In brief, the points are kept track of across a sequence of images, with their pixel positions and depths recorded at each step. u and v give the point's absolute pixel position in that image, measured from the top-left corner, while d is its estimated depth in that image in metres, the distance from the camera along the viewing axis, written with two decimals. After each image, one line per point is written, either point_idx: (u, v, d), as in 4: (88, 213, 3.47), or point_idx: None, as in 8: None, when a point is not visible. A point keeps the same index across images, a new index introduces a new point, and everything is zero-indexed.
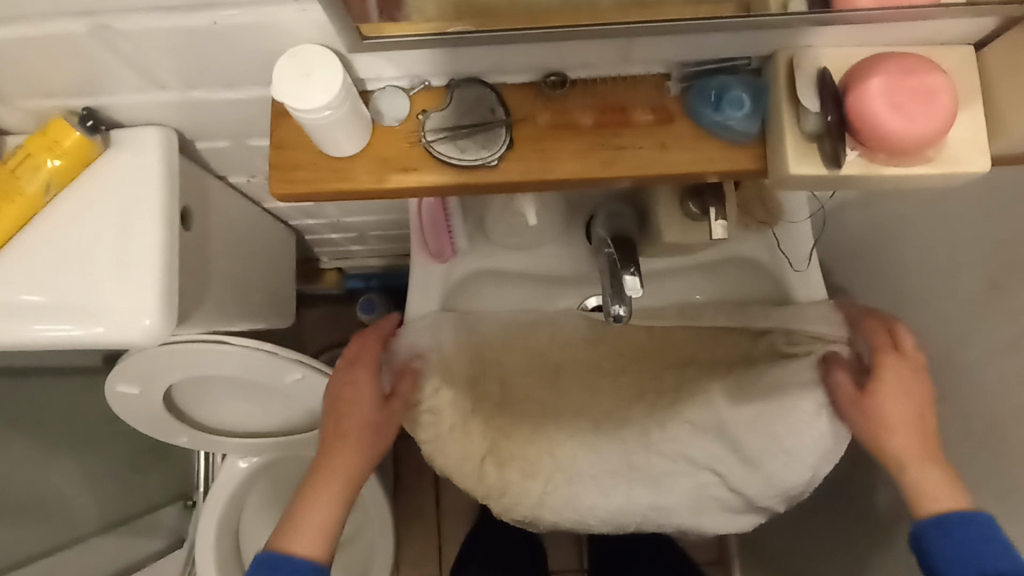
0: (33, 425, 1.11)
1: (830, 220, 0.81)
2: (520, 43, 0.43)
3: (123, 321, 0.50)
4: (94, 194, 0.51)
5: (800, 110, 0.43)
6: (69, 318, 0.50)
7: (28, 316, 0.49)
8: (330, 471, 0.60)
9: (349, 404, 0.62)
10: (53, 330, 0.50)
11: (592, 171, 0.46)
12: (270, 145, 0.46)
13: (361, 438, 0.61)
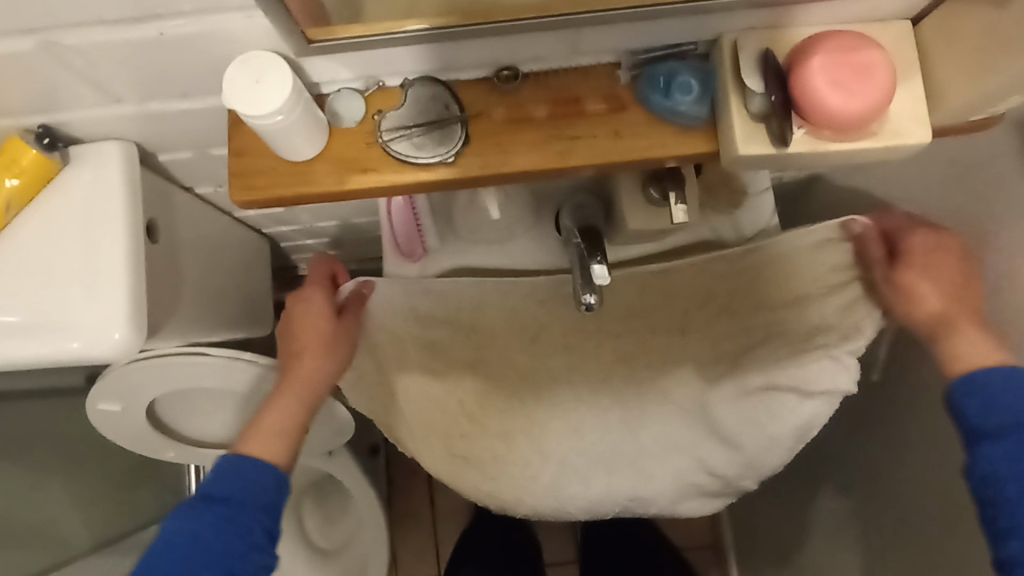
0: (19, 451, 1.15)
1: (798, 199, 0.82)
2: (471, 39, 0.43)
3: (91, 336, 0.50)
4: (54, 211, 0.51)
5: (746, 92, 0.44)
6: (38, 337, 0.50)
7: None
8: (291, 383, 0.63)
9: (300, 319, 0.63)
10: (20, 349, 0.50)
11: (548, 162, 0.47)
12: (230, 153, 0.47)
13: (317, 352, 0.63)
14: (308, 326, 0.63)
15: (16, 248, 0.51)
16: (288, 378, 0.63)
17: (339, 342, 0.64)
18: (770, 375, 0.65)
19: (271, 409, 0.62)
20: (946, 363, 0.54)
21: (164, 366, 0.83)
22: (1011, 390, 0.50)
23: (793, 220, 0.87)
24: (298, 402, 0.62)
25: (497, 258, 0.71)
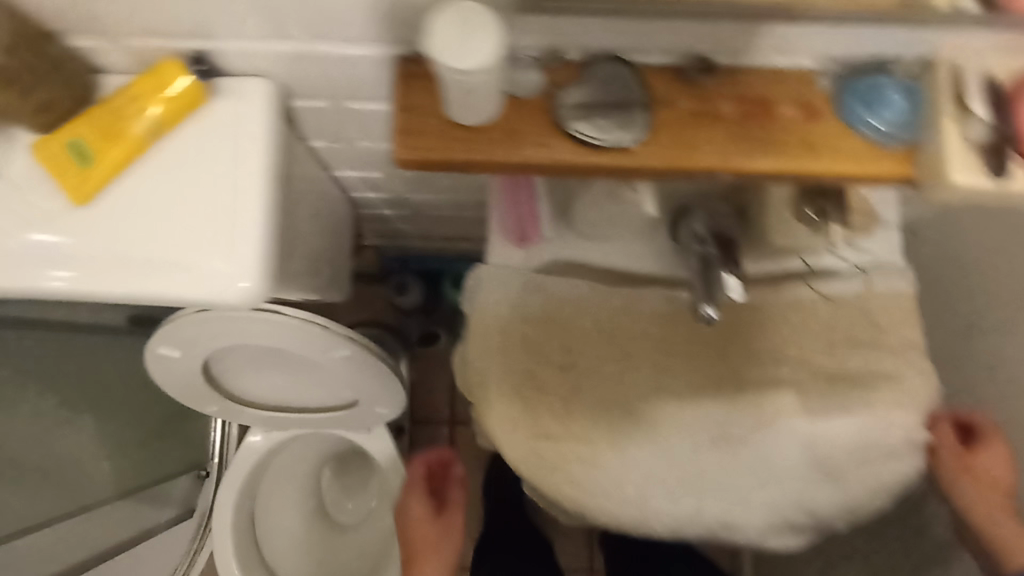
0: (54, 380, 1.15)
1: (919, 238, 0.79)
2: (679, 18, 0.41)
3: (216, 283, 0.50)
4: (196, 143, 0.50)
5: (967, 117, 0.42)
6: (162, 275, 0.50)
7: (127, 263, 0.50)
8: (420, 564, 0.87)
9: (415, 546, 0.88)
10: (148, 282, 0.50)
11: (734, 165, 0.43)
12: (396, 107, 0.44)
13: (427, 556, 0.87)
14: (419, 527, 0.88)
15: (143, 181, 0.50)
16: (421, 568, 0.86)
17: (453, 534, 0.88)
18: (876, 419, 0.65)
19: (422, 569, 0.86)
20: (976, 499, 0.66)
21: (241, 319, 0.81)
22: None
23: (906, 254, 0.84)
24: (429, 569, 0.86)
25: (604, 256, 0.69)
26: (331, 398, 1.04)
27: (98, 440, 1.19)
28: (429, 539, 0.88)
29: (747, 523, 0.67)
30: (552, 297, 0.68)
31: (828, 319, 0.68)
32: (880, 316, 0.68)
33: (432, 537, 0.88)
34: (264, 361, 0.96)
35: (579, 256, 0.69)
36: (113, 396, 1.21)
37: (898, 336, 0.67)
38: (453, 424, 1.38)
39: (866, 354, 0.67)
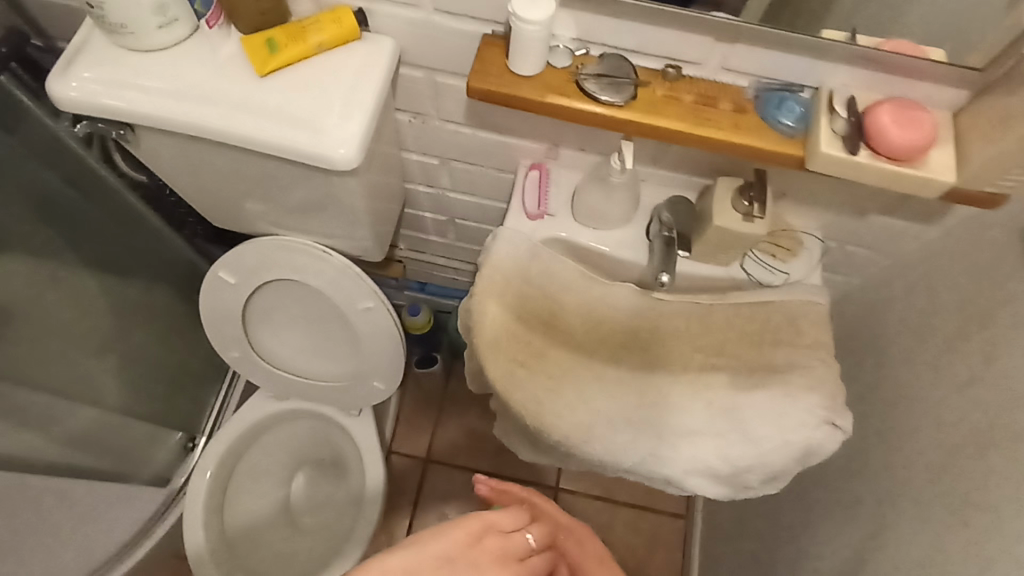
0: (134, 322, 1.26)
1: (866, 283, 1.00)
2: (695, 37, 0.65)
3: (319, 134, 0.67)
4: (342, 57, 0.70)
5: (834, 116, 0.64)
6: (273, 140, 0.67)
7: (263, 116, 0.68)
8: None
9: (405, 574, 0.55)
10: (280, 130, 0.67)
11: (701, 130, 0.66)
12: (476, 58, 0.68)
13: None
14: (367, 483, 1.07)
15: (299, 73, 0.69)
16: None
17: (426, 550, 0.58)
18: (803, 396, 0.81)
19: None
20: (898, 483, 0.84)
21: (298, 257, 1.00)
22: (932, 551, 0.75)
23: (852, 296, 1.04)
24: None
25: (601, 248, 0.88)
26: (333, 373, 1.20)
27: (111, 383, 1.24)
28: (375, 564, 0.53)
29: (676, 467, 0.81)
30: (545, 263, 0.88)
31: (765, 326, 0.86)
32: (803, 321, 0.85)
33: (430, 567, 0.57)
34: (289, 319, 1.13)
35: (570, 230, 0.89)
36: (151, 347, 1.30)
37: (814, 338, 0.85)
38: (427, 463, 1.55)
39: (787, 350, 0.85)
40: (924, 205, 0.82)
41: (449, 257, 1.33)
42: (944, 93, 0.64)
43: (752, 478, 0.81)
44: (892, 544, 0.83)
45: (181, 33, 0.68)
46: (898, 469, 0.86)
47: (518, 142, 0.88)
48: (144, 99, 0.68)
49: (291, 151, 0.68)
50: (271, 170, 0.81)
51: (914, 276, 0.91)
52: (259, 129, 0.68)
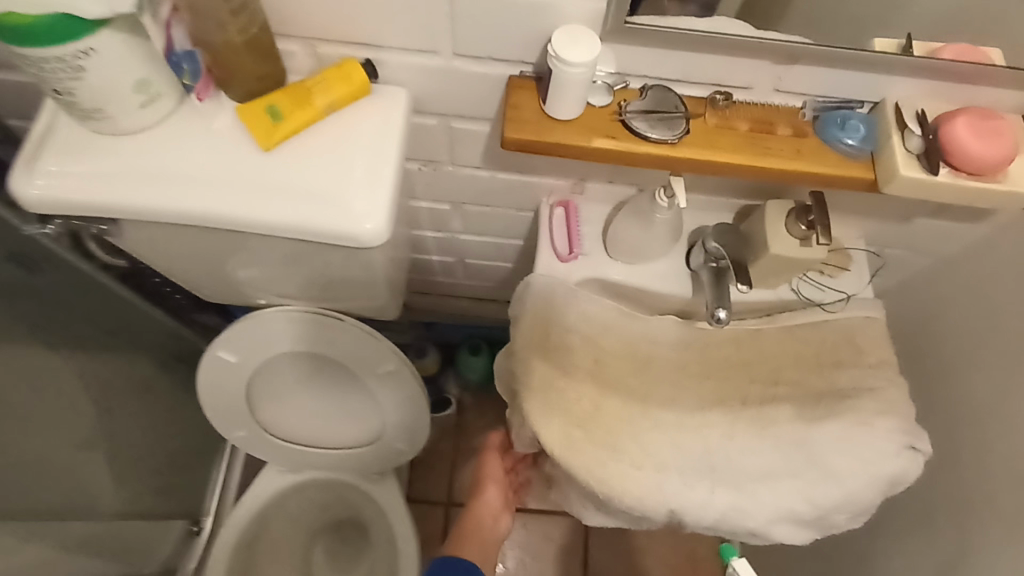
0: (123, 407, 1.14)
1: (907, 282, 0.96)
2: (746, 61, 0.59)
3: (342, 211, 0.59)
4: (353, 116, 0.62)
5: (906, 133, 0.59)
6: (290, 222, 0.59)
7: (274, 196, 0.59)
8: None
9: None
10: (299, 211, 0.59)
11: (766, 161, 0.60)
12: (507, 105, 0.61)
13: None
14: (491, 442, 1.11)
15: (307, 140, 0.61)
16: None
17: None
18: (877, 419, 0.76)
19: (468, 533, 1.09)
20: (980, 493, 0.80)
21: (308, 326, 0.91)
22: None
23: (894, 295, 1.00)
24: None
25: (641, 284, 0.82)
26: (352, 438, 1.11)
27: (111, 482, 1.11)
28: None
29: (755, 512, 0.75)
30: (587, 309, 0.81)
31: (824, 349, 0.81)
32: (861, 338, 0.81)
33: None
34: (299, 389, 1.04)
35: (608, 267, 0.82)
36: (142, 430, 1.19)
37: (876, 357, 0.80)
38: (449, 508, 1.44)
39: (850, 372, 0.80)
40: (975, 206, 0.78)
41: (457, 295, 1.25)
42: (1017, 96, 0.59)
43: (839, 516, 0.76)
44: (976, 560, 0.80)
45: (166, 107, 0.59)
46: (971, 478, 0.83)
47: (542, 180, 0.82)
48: (128, 189, 0.58)
49: (310, 231, 0.59)
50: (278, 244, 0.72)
51: (963, 275, 0.87)
52: (274, 211, 0.59)
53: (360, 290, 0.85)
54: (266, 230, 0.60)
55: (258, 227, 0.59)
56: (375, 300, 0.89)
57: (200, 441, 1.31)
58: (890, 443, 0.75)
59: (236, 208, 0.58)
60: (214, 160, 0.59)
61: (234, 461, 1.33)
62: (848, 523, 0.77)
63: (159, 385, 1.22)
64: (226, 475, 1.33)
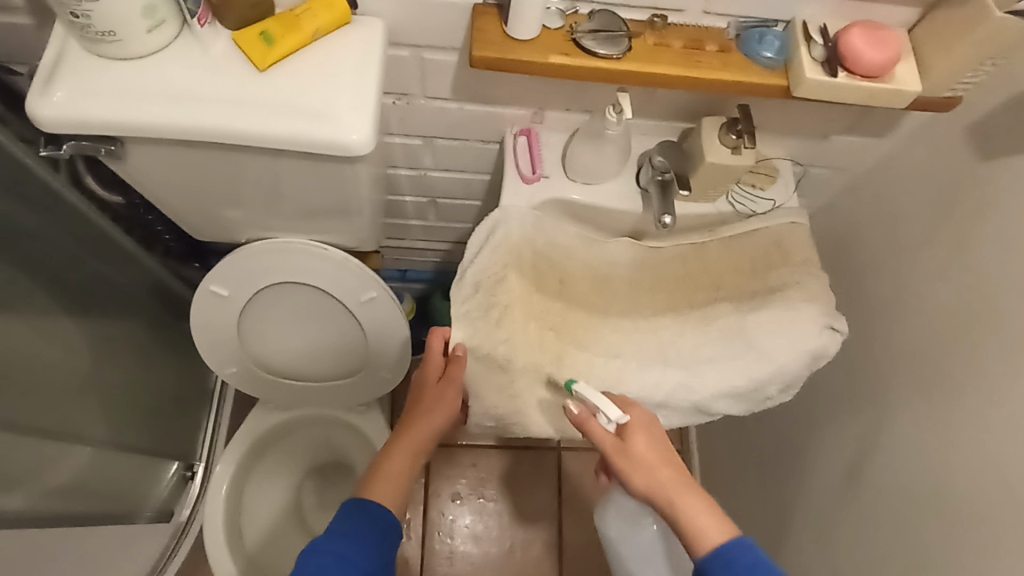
0: (114, 353, 1.20)
1: (831, 200, 1.09)
2: None
3: (331, 124, 0.67)
4: (337, 43, 0.70)
5: (811, 44, 0.70)
6: (285, 134, 0.66)
7: (270, 112, 0.66)
8: (683, 500, 0.71)
9: (649, 457, 0.74)
10: (293, 123, 0.66)
11: (696, 72, 0.71)
12: (475, 29, 0.70)
13: (660, 469, 0.73)
14: (431, 365, 0.88)
15: (297, 63, 0.68)
16: (683, 500, 0.71)
17: (658, 429, 0.77)
18: (804, 307, 0.88)
19: (390, 468, 0.85)
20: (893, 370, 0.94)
21: (296, 259, 0.98)
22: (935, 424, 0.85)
23: (821, 214, 1.13)
24: (640, 482, 0.73)
25: (596, 202, 0.92)
26: (338, 371, 1.18)
27: (95, 420, 1.16)
28: (644, 419, 0.77)
29: (703, 390, 0.87)
30: (551, 229, 0.91)
31: (758, 253, 0.93)
32: (788, 241, 0.93)
33: (665, 456, 0.74)
34: (286, 324, 1.10)
35: (568, 188, 0.92)
36: (132, 375, 1.24)
37: (801, 256, 0.92)
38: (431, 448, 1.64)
39: (782, 270, 0.91)
40: (881, 119, 0.90)
41: (428, 240, 1.34)
42: (903, 13, 0.71)
43: (772, 388, 0.88)
44: (895, 426, 0.93)
45: (169, 34, 0.65)
46: (886, 359, 0.96)
47: (505, 110, 0.90)
48: (135, 107, 0.65)
49: (304, 141, 0.67)
50: (271, 170, 0.79)
51: (875, 186, 1.00)
52: (270, 125, 0.66)
53: (343, 220, 0.93)
54: (263, 141, 0.67)
55: (256, 140, 0.67)
56: (357, 229, 0.97)
57: (190, 390, 1.36)
58: (815, 325, 0.87)
59: (235, 122, 0.66)
60: (213, 80, 0.66)
61: (223, 403, 1.36)
62: (781, 397, 0.90)
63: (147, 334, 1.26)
64: (216, 422, 1.35)
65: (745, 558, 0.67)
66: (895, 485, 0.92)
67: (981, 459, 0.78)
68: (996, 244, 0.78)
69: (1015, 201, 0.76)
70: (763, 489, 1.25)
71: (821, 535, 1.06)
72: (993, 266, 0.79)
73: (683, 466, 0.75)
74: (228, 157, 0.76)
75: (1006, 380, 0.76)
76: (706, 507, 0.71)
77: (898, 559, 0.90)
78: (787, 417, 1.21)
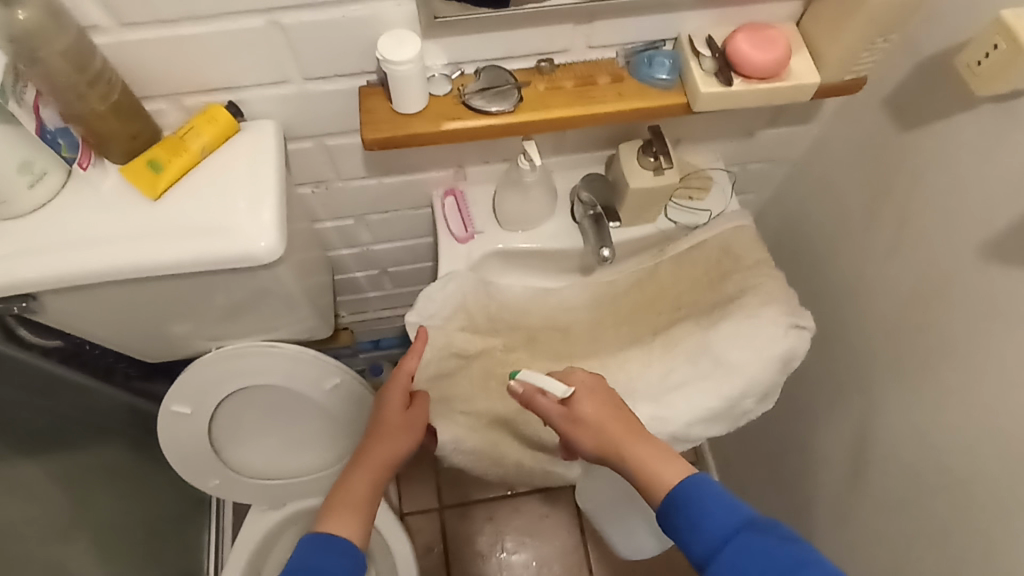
0: (94, 486, 1.17)
1: (777, 192, 1.08)
2: (557, 28, 0.67)
3: (238, 239, 0.65)
4: (229, 155, 0.69)
5: (701, 57, 0.69)
6: (195, 258, 0.65)
7: (175, 240, 0.65)
8: (634, 454, 0.69)
9: (599, 416, 0.71)
10: (198, 245, 0.65)
11: (592, 107, 0.70)
12: (362, 111, 0.69)
13: (609, 427, 0.71)
14: (396, 391, 0.82)
15: (194, 185, 0.67)
16: (635, 452, 0.69)
17: (603, 387, 0.74)
18: (767, 308, 0.85)
19: (350, 495, 0.79)
20: (873, 354, 0.91)
21: (251, 360, 0.96)
22: (927, 405, 0.82)
23: (773, 205, 1.11)
24: (590, 444, 0.72)
25: (534, 246, 0.90)
26: (322, 461, 1.16)
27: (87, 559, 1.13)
28: (587, 383, 0.73)
29: (678, 418, 0.84)
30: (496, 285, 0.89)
31: (710, 264, 0.91)
32: (736, 245, 0.90)
33: (615, 411, 0.72)
34: (258, 425, 1.08)
35: (502, 240, 0.90)
36: (119, 503, 1.22)
37: (753, 259, 0.89)
38: (442, 511, 1.60)
39: (737, 275, 0.89)
40: (802, 107, 0.89)
41: (393, 307, 1.32)
42: (788, 7, 0.70)
43: (748, 400, 0.85)
44: (886, 411, 0.89)
45: (55, 183, 0.65)
46: (862, 342, 0.93)
47: (424, 175, 0.89)
48: (34, 261, 0.63)
49: (210, 260, 0.65)
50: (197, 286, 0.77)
51: (814, 169, 0.98)
52: (180, 252, 0.64)
53: (288, 314, 0.92)
54: (176, 269, 0.65)
55: (168, 271, 0.65)
56: (304, 319, 0.95)
57: (183, 503, 1.32)
58: (780, 324, 0.84)
59: (142, 257, 0.64)
60: (113, 219, 0.65)
61: (222, 512, 1.32)
62: (760, 406, 0.86)
63: (125, 460, 1.24)
64: (217, 531, 1.31)
65: (699, 496, 0.63)
66: (900, 472, 0.88)
67: (978, 434, 0.75)
68: (940, 211, 0.76)
69: (947, 166, 0.74)
70: (779, 494, 1.21)
71: (842, 533, 1.02)
72: (944, 234, 0.76)
73: (634, 417, 0.72)
74: (147, 284, 0.75)
75: (982, 348, 0.73)
76: (659, 453, 0.68)
77: (920, 546, 0.85)
78: (786, 416, 1.17)
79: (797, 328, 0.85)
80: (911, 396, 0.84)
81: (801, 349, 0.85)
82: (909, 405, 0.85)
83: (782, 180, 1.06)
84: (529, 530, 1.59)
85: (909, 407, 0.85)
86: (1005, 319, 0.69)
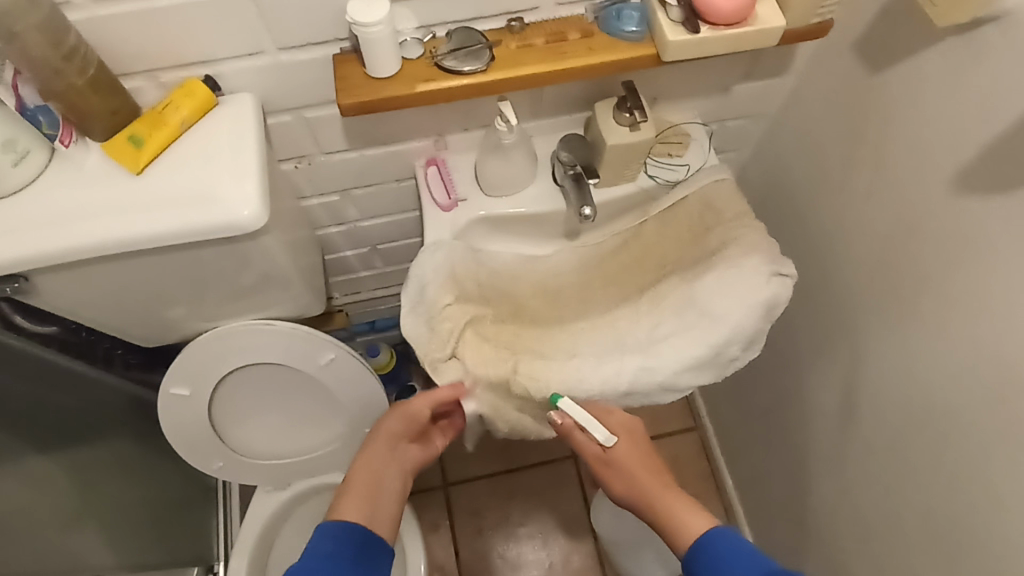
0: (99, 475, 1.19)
1: (757, 148, 1.09)
2: None
3: (220, 208, 0.66)
4: (208, 127, 0.70)
5: (667, 7, 0.70)
6: (180, 229, 0.66)
7: (159, 212, 0.66)
8: (665, 501, 0.80)
9: (632, 461, 0.83)
10: (182, 216, 0.66)
11: (564, 63, 0.71)
12: (337, 78, 0.70)
13: (641, 473, 0.83)
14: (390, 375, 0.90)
15: (176, 158, 0.68)
16: (663, 500, 0.81)
17: (638, 434, 0.86)
18: (749, 257, 0.86)
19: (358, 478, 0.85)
20: (856, 299, 0.92)
21: (246, 339, 0.98)
22: (909, 343, 0.83)
23: (754, 162, 1.12)
24: (622, 487, 0.83)
25: (517, 210, 0.91)
26: (322, 439, 1.17)
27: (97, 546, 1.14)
28: (626, 426, 0.85)
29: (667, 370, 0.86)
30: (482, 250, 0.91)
31: (691, 219, 0.92)
32: (717, 199, 0.91)
33: (647, 460, 0.83)
34: (257, 405, 1.10)
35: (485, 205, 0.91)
36: (125, 492, 1.23)
37: (734, 211, 0.90)
38: (447, 488, 1.63)
39: (718, 228, 0.90)
40: (775, 58, 0.90)
41: (385, 286, 1.33)
42: None
43: (734, 348, 0.87)
44: (871, 354, 0.91)
45: (40, 161, 0.66)
46: (845, 288, 0.94)
47: (406, 145, 0.90)
48: (23, 239, 0.64)
49: (195, 230, 0.66)
50: (186, 263, 0.78)
51: (791, 121, 0.99)
52: (165, 224, 0.66)
53: (280, 290, 0.93)
54: (162, 240, 0.66)
55: (155, 243, 0.66)
56: (296, 295, 0.96)
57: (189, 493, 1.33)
58: (762, 272, 0.85)
59: (127, 229, 0.65)
60: (98, 194, 0.66)
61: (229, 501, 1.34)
62: (746, 354, 0.88)
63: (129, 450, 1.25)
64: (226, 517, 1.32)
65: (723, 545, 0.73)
66: (887, 411, 0.90)
67: (957, 366, 0.76)
68: (911, 151, 0.77)
69: (916, 105, 0.75)
70: (775, 447, 1.23)
71: (836, 479, 1.04)
72: (916, 172, 0.77)
73: (663, 468, 0.84)
74: (135, 261, 0.76)
75: (958, 281, 0.74)
76: (685, 503, 0.80)
77: (909, 482, 0.87)
78: (776, 370, 1.18)
79: (779, 275, 0.86)
80: (894, 335, 0.86)
81: (784, 295, 0.87)
82: (892, 345, 0.86)
83: (761, 137, 1.07)
84: (533, 502, 1.61)
85: (893, 346, 0.86)
86: (979, 250, 0.70)
